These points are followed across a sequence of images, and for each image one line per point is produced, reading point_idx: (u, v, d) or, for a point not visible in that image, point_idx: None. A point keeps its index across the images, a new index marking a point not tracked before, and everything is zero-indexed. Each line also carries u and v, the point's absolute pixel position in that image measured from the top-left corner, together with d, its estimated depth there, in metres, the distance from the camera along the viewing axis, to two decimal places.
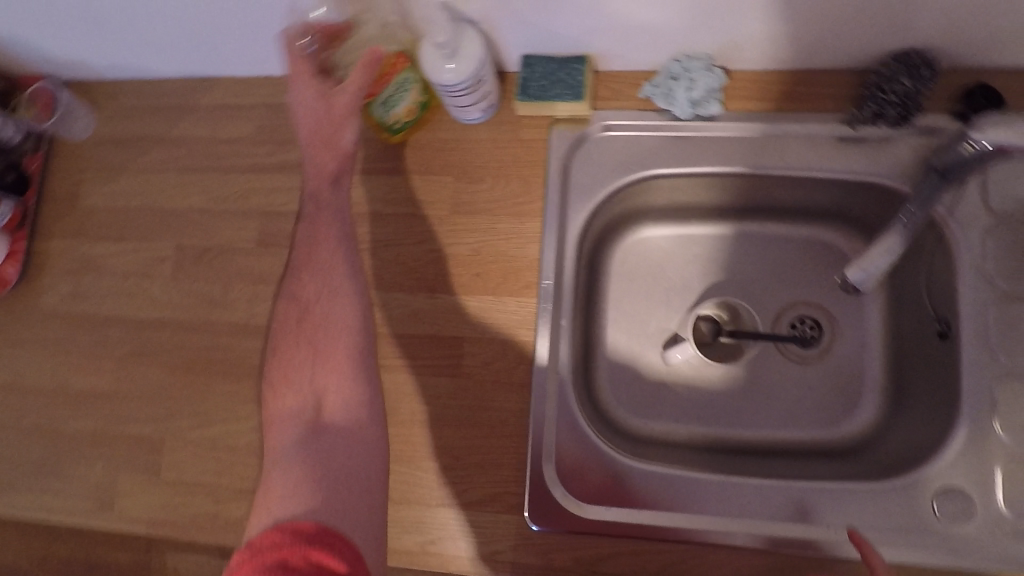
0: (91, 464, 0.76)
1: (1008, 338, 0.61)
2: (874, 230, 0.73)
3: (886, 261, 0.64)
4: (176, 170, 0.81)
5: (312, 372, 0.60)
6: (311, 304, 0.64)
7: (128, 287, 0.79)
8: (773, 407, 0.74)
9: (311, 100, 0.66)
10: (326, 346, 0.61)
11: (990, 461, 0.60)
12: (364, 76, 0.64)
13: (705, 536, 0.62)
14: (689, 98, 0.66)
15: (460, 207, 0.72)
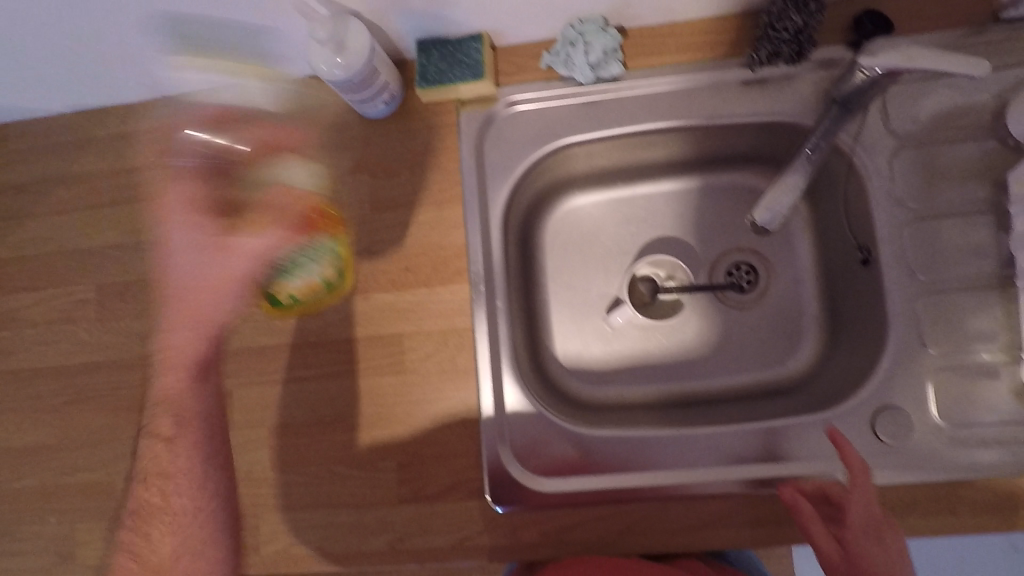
0: (44, 520, 0.74)
1: (924, 257, 0.63)
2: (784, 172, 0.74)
3: (789, 201, 0.65)
4: (85, 208, 0.77)
5: (174, 516, 0.66)
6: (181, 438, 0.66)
7: (54, 335, 0.76)
8: (720, 356, 0.76)
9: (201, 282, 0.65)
10: (184, 491, 0.66)
11: (922, 377, 0.62)
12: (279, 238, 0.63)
13: (664, 492, 0.63)
14: (587, 62, 0.65)
15: (379, 203, 0.71)
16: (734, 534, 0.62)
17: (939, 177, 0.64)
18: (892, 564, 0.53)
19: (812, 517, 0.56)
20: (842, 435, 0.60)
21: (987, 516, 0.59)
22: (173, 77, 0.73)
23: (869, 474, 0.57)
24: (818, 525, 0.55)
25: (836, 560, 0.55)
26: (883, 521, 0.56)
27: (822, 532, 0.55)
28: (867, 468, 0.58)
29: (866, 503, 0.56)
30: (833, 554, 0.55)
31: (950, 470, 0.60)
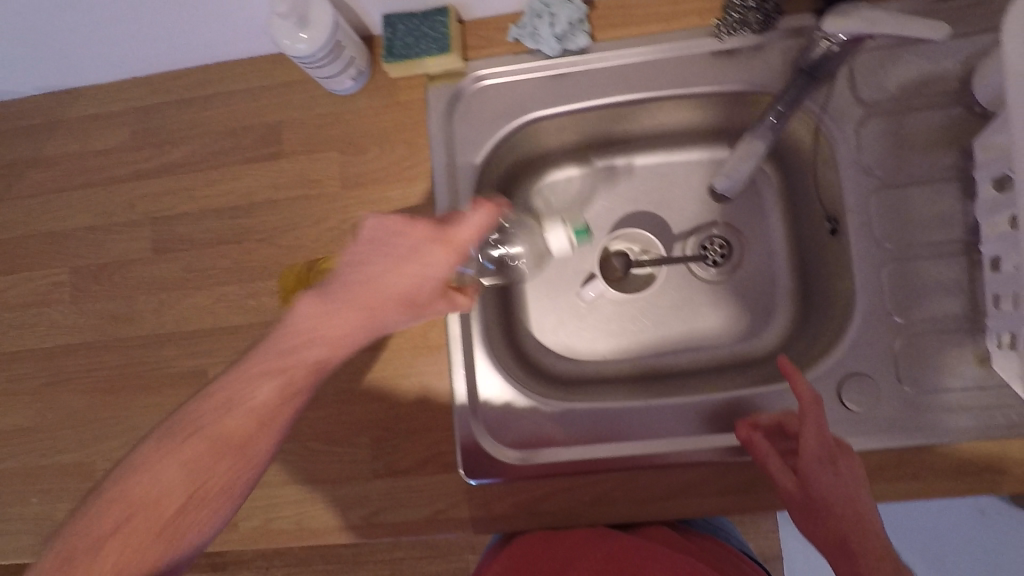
0: (25, 502, 0.74)
1: (890, 227, 0.63)
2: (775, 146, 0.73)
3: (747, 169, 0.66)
4: (56, 190, 0.77)
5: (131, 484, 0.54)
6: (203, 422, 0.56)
7: (29, 318, 0.76)
8: (694, 328, 0.76)
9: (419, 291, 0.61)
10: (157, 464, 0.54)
11: (888, 344, 0.63)
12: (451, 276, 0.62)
13: (633, 461, 0.64)
14: (553, 33, 0.65)
15: (350, 180, 0.71)
16: (703, 501, 0.63)
17: (906, 145, 0.64)
18: (846, 488, 0.55)
19: (768, 451, 0.58)
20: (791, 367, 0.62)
21: (950, 481, 0.60)
22: (142, 55, 0.72)
23: (820, 404, 0.58)
24: (773, 458, 0.58)
25: (794, 490, 0.56)
26: (836, 446, 0.57)
27: (779, 466, 0.58)
28: (818, 397, 0.59)
29: (818, 430, 0.57)
30: (790, 484, 0.57)
31: (912, 436, 0.61)
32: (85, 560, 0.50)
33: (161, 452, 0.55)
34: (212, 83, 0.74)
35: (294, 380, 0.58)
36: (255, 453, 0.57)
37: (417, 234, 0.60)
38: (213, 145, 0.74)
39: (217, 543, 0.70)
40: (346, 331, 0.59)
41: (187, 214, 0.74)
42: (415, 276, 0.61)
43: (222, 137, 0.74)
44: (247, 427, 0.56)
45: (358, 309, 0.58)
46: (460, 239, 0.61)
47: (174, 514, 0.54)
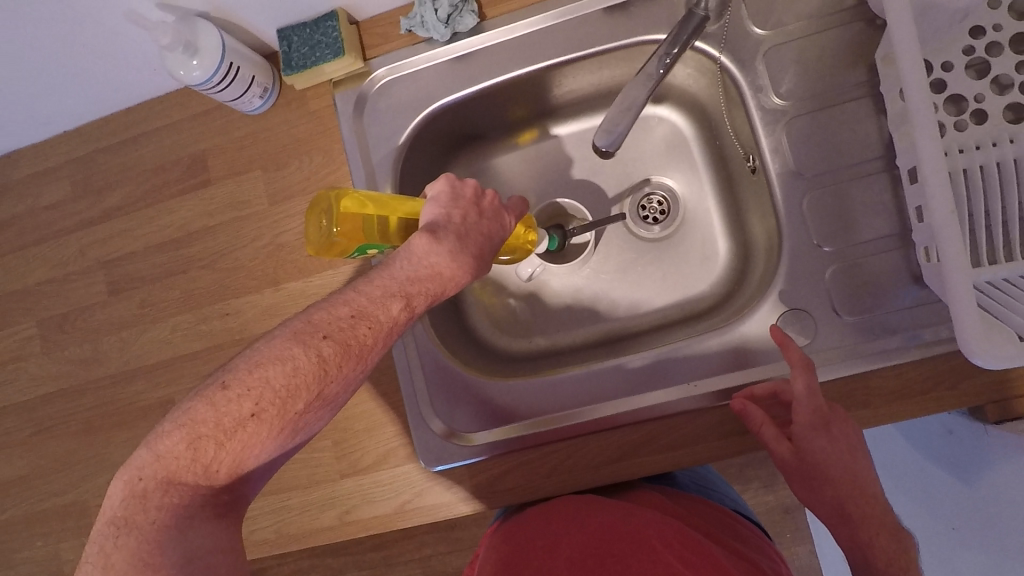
0: (33, 544, 0.78)
1: (806, 155, 0.62)
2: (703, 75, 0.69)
3: (628, 122, 0.56)
4: (13, 250, 0.80)
5: (219, 396, 0.42)
6: (306, 349, 0.43)
7: (10, 374, 0.80)
8: (641, 288, 0.75)
9: (471, 248, 0.53)
10: (245, 382, 0.42)
11: (820, 274, 0.61)
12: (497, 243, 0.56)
13: (584, 426, 0.65)
14: (439, 18, 0.65)
15: (277, 195, 0.72)
16: (656, 458, 0.63)
17: (811, 70, 0.62)
18: (841, 452, 0.55)
19: (761, 421, 0.58)
20: (784, 333, 0.60)
21: (900, 403, 0.59)
22: (65, 108, 0.74)
23: (811, 368, 0.58)
24: (768, 428, 0.57)
25: (790, 459, 0.57)
26: (829, 409, 0.57)
27: (774, 435, 0.57)
28: (810, 362, 0.58)
29: (809, 394, 0.57)
30: (786, 453, 0.57)
31: (855, 364, 0.59)
32: (188, 460, 0.42)
33: (333, 331, 0.44)
34: (138, 123, 0.76)
35: (413, 307, 0.48)
36: (370, 357, 0.45)
37: (487, 207, 0.56)
38: (148, 183, 0.76)
39: None
40: (458, 278, 0.51)
41: (133, 253, 0.76)
42: (493, 230, 0.55)
43: (155, 174, 0.76)
44: (370, 332, 0.45)
45: (480, 262, 0.54)
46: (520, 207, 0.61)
47: (297, 414, 0.43)
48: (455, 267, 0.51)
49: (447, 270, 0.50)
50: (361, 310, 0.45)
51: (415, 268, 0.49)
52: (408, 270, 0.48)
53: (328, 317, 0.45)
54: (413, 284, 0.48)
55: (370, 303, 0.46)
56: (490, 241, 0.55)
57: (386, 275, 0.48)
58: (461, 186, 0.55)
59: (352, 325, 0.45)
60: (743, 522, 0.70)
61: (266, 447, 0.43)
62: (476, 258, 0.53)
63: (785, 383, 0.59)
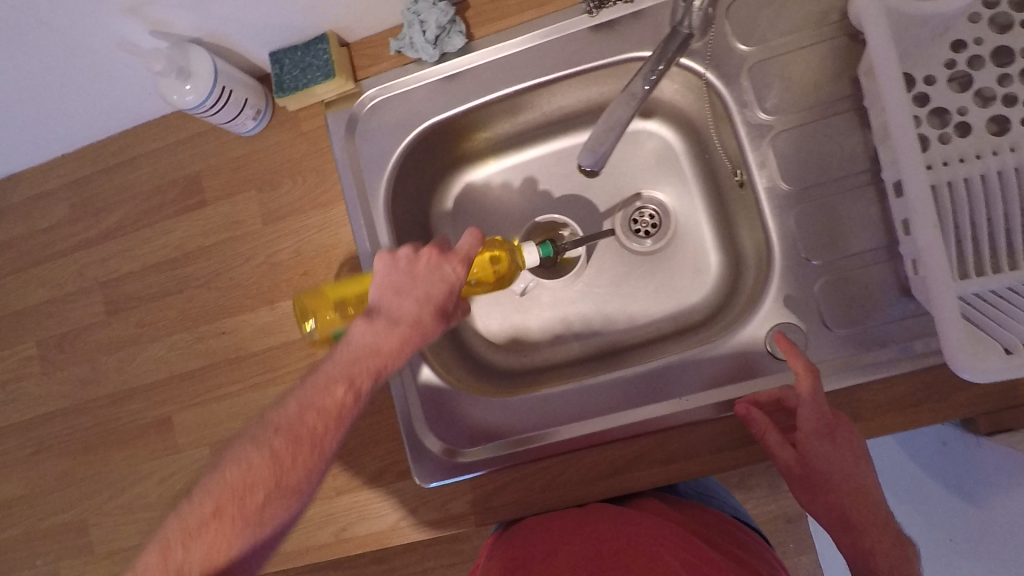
0: (34, 564, 0.79)
1: (793, 169, 0.63)
2: (691, 89, 0.69)
3: (616, 138, 0.57)
4: (13, 271, 0.81)
5: (192, 506, 0.48)
6: (260, 445, 0.49)
7: (9, 395, 0.81)
8: (636, 301, 0.75)
9: (406, 320, 0.55)
10: (212, 487, 0.48)
11: (809, 287, 0.62)
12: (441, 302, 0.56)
13: (577, 442, 0.65)
14: (427, 39, 0.66)
15: (271, 215, 0.73)
16: (650, 473, 0.63)
17: (799, 84, 0.62)
18: (845, 459, 0.56)
19: (766, 427, 0.58)
20: (788, 340, 0.59)
21: (892, 416, 0.59)
22: (63, 133, 0.75)
23: (816, 375, 0.57)
24: (773, 434, 0.57)
25: (795, 465, 0.57)
26: (833, 417, 0.57)
27: (778, 440, 0.57)
28: (813, 368, 0.58)
29: (814, 401, 0.56)
30: (791, 459, 0.57)
31: (846, 377, 0.59)
32: (170, 565, 0.47)
33: (285, 426, 0.50)
34: (134, 146, 0.78)
35: (359, 389, 0.52)
36: (323, 441, 0.50)
37: (425, 271, 0.57)
38: (144, 204, 0.77)
39: None
40: (401, 348, 0.54)
41: (130, 274, 0.77)
42: (430, 293, 0.56)
43: (150, 196, 0.77)
44: (320, 419, 0.50)
45: (421, 330, 0.55)
46: (467, 251, 0.58)
47: (259, 508, 0.48)
48: (386, 344, 0.54)
49: (381, 350, 0.53)
50: (308, 402, 0.51)
51: (351, 349, 0.53)
52: (350, 351, 0.53)
53: (281, 414, 0.51)
54: (351, 364, 0.52)
55: (316, 393, 0.51)
56: (433, 304, 0.56)
57: (334, 362, 0.53)
58: (398, 257, 0.57)
59: (299, 415, 0.50)
60: (743, 528, 0.70)
61: (235, 542, 0.47)
62: (410, 328, 0.55)
63: (789, 390, 0.59)
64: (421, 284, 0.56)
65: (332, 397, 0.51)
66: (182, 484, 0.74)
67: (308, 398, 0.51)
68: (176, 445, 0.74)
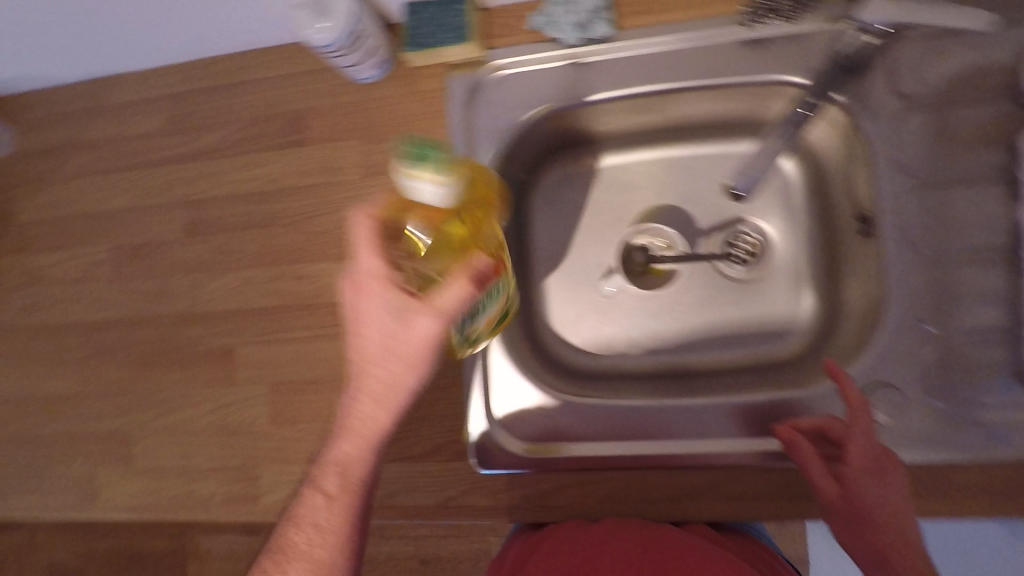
0: (71, 463, 0.79)
1: (923, 228, 0.60)
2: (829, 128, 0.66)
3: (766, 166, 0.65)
4: (99, 172, 0.80)
5: None
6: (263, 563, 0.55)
7: (75, 293, 0.81)
8: (719, 328, 0.74)
9: (363, 391, 0.56)
10: None
11: (918, 352, 0.60)
12: (387, 350, 0.55)
13: (644, 460, 0.64)
14: (573, 22, 0.65)
15: (372, 168, 0.71)
16: (713, 506, 0.63)
17: (950, 142, 0.60)
18: (890, 499, 0.54)
19: (810, 455, 0.57)
20: (841, 371, 0.59)
21: (980, 501, 0.57)
22: (176, 44, 0.74)
23: (868, 411, 0.57)
24: (817, 464, 0.56)
25: (836, 500, 0.56)
26: (883, 456, 0.56)
27: (822, 472, 0.56)
28: (865, 403, 0.57)
29: (865, 437, 0.56)
30: (834, 493, 0.55)
31: (941, 451, 0.57)
32: None
33: (274, 556, 0.55)
34: (244, 71, 0.76)
35: (330, 491, 0.56)
36: (309, 552, 0.54)
37: (354, 319, 0.55)
38: (244, 131, 0.76)
39: (242, 515, 0.72)
40: (370, 424, 0.56)
41: (217, 199, 0.76)
42: (366, 342, 0.55)
43: (251, 125, 0.75)
44: (305, 530, 0.55)
45: (377, 400, 0.56)
46: (377, 274, 0.54)
47: None
48: (349, 432, 0.56)
49: (346, 436, 0.57)
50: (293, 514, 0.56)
51: (324, 450, 0.58)
52: (326, 455, 0.58)
53: (279, 536, 0.56)
54: (329, 467, 0.56)
55: (301, 504, 0.56)
56: (389, 361, 0.55)
57: (315, 471, 0.57)
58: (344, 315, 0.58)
59: (292, 529, 0.55)
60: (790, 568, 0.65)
61: None
62: (374, 395, 0.56)
63: (834, 422, 0.58)
64: (364, 341, 0.55)
65: (314, 500, 0.56)
66: (234, 418, 0.74)
67: (295, 512, 0.56)
68: (234, 379, 0.74)
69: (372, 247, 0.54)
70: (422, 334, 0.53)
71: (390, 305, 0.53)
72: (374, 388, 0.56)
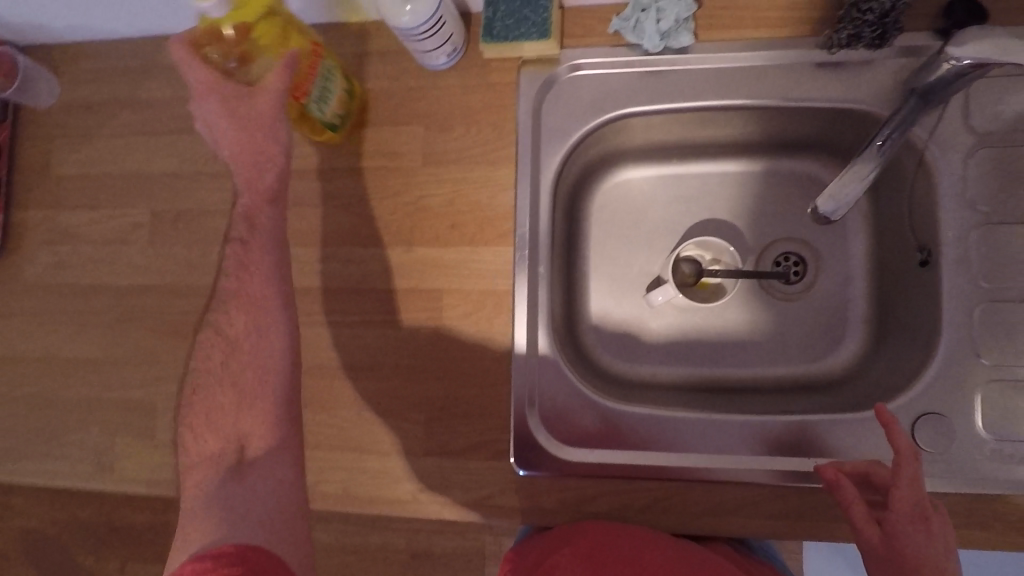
0: (88, 431, 0.77)
1: (986, 264, 0.61)
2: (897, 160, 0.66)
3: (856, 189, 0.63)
4: (144, 133, 0.78)
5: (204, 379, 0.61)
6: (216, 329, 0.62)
7: (108, 256, 0.78)
8: (761, 344, 0.74)
9: (235, 156, 0.61)
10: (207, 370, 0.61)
11: (969, 384, 0.60)
12: (262, 122, 0.59)
13: (687, 472, 0.64)
14: (658, 29, 0.64)
15: (433, 156, 0.71)
16: (754, 523, 0.62)
17: (1016, 181, 0.61)
18: (935, 551, 0.52)
19: (854, 500, 0.54)
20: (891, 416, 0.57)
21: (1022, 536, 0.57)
22: None
23: (918, 459, 0.54)
24: (860, 510, 0.54)
25: (878, 546, 0.53)
26: (930, 507, 0.53)
27: (864, 517, 0.54)
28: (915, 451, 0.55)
29: (912, 486, 0.54)
30: (875, 539, 0.53)
31: (990, 486, 0.58)
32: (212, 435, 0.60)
33: (211, 409, 0.59)
34: None
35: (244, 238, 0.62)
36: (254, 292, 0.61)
37: (212, 128, 0.60)
38: None
39: None
40: (261, 164, 0.62)
41: None
42: (225, 135, 0.60)
43: None
44: (239, 285, 0.62)
45: (254, 162, 0.61)
46: (204, 82, 0.58)
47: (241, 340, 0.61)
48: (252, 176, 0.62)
49: (252, 173, 0.62)
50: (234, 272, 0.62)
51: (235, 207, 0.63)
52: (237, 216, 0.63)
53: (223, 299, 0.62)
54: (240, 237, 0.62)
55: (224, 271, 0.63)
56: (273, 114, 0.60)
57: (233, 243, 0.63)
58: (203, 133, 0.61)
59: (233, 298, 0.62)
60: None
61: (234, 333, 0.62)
62: (251, 149, 0.61)
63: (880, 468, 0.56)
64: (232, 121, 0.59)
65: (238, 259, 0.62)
66: None
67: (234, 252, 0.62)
68: None
69: (195, 57, 0.57)
70: (256, 118, 0.59)
71: (229, 104, 0.59)
72: (252, 138, 0.60)
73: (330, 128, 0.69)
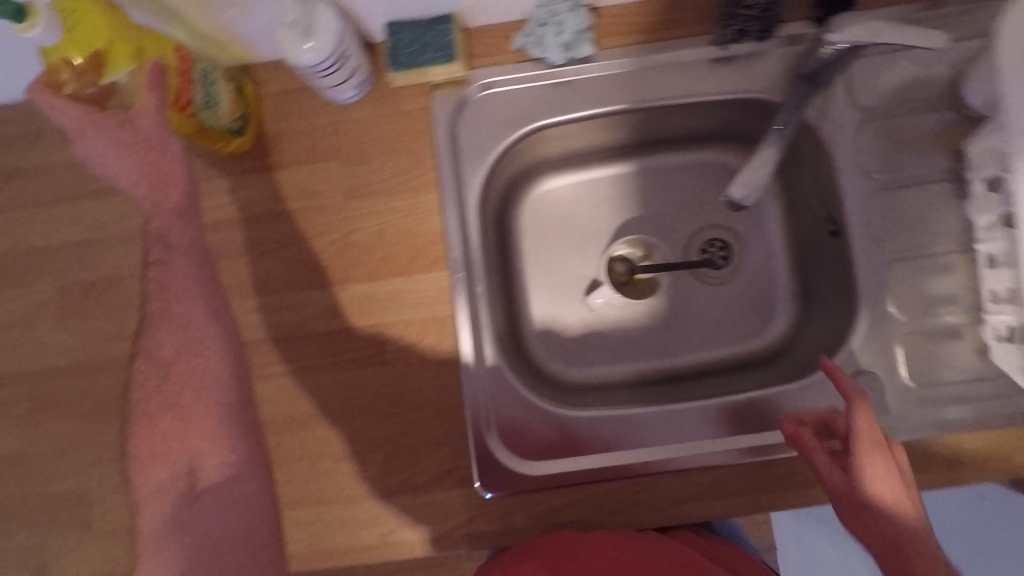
0: (16, 533, 0.71)
1: (889, 226, 0.65)
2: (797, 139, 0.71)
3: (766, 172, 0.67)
4: (37, 203, 0.73)
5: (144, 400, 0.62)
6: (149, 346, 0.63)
7: (12, 341, 0.72)
8: (701, 330, 0.76)
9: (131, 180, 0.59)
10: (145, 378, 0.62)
11: (892, 339, 0.64)
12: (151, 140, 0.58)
13: (650, 466, 0.65)
14: (560, 42, 0.66)
15: (354, 191, 0.70)
16: (721, 505, 0.64)
17: (903, 146, 0.66)
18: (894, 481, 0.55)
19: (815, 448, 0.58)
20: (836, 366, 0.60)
21: (959, 472, 0.62)
22: None
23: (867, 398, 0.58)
24: (822, 456, 0.57)
25: (843, 487, 0.56)
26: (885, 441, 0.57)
27: (827, 462, 0.57)
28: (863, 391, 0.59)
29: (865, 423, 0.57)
30: (839, 480, 0.56)
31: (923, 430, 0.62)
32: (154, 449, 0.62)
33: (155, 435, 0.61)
34: None
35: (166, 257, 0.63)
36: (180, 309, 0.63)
37: (98, 161, 0.58)
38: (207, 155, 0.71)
39: None
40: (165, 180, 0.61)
41: None
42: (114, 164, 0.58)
43: None
44: (169, 299, 0.63)
45: (154, 182, 0.60)
46: (78, 119, 0.56)
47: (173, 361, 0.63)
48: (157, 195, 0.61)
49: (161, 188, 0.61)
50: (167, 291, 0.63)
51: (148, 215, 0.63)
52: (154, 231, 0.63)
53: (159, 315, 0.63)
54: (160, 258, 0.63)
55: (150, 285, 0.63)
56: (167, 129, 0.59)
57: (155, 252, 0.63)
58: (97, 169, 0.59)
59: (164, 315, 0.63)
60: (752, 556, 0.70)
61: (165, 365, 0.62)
62: (150, 171, 0.59)
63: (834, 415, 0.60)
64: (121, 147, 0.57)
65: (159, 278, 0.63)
66: None
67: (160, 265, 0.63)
68: None
69: (57, 98, 0.54)
70: (144, 140, 0.57)
71: (111, 133, 0.57)
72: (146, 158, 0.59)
73: (230, 133, 0.67)
